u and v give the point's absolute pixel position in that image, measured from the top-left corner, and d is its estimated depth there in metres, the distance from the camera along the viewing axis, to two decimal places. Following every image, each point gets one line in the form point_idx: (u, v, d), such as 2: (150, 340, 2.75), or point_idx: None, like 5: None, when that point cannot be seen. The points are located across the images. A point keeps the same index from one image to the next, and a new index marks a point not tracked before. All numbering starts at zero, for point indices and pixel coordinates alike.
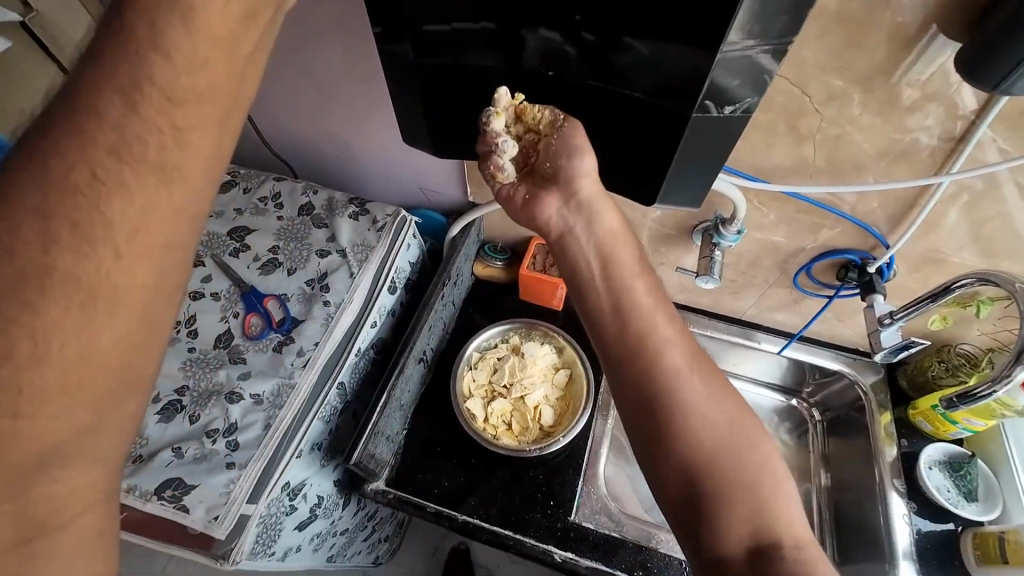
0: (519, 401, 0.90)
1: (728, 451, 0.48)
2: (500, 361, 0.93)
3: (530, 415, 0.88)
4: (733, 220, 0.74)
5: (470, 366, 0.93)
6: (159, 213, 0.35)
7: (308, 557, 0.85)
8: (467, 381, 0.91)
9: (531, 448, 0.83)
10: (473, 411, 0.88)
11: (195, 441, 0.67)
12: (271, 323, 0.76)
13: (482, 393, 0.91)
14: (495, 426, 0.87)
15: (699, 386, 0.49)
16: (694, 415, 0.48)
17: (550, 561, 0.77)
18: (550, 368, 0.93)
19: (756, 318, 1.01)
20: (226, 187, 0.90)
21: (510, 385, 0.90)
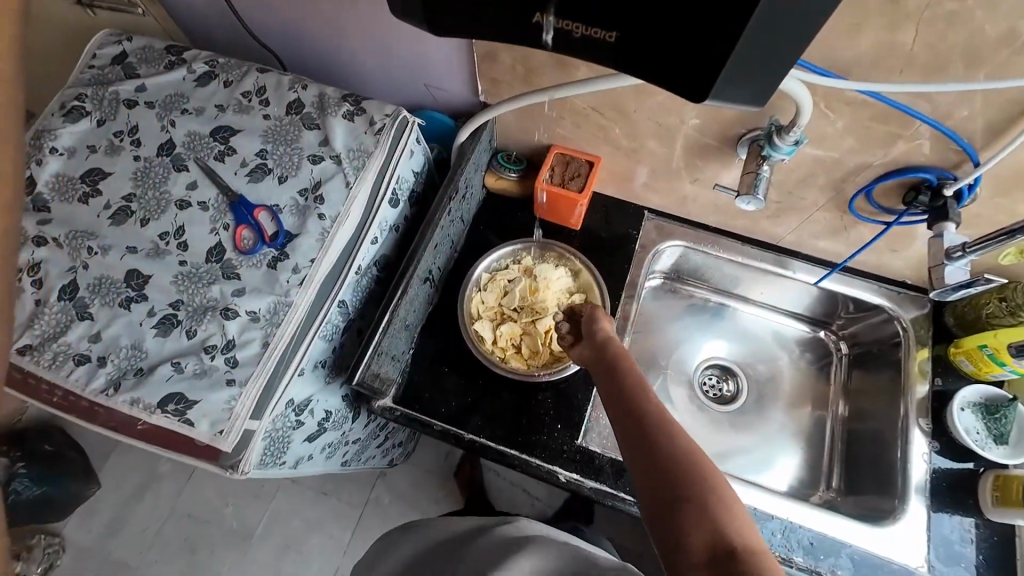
0: (529, 326, 0.86)
1: (703, 497, 0.48)
2: (511, 283, 0.88)
3: (541, 340, 0.85)
4: (791, 127, 0.61)
5: (479, 288, 0.88)
6: None
7: (322, 463, 0.88)
8: (475, 302, 0.86)
9: (542, 373, 0.81)
10: (481, 334, 0.84)
11: (194, 356, 0.65)
12: (263, 237, 0.70)
13: (490, 316, 0.87)
14: (504, 350, 0.85)
15: (675, 435, 0.53)
16: (668, 452, 0.52)
17: (554, 481, 0.77)
18: (565, 293, 0.88)
19: (795, 244, 0.92)
20: (204, 78, 0.79)
21: (521, 309, 0.86)
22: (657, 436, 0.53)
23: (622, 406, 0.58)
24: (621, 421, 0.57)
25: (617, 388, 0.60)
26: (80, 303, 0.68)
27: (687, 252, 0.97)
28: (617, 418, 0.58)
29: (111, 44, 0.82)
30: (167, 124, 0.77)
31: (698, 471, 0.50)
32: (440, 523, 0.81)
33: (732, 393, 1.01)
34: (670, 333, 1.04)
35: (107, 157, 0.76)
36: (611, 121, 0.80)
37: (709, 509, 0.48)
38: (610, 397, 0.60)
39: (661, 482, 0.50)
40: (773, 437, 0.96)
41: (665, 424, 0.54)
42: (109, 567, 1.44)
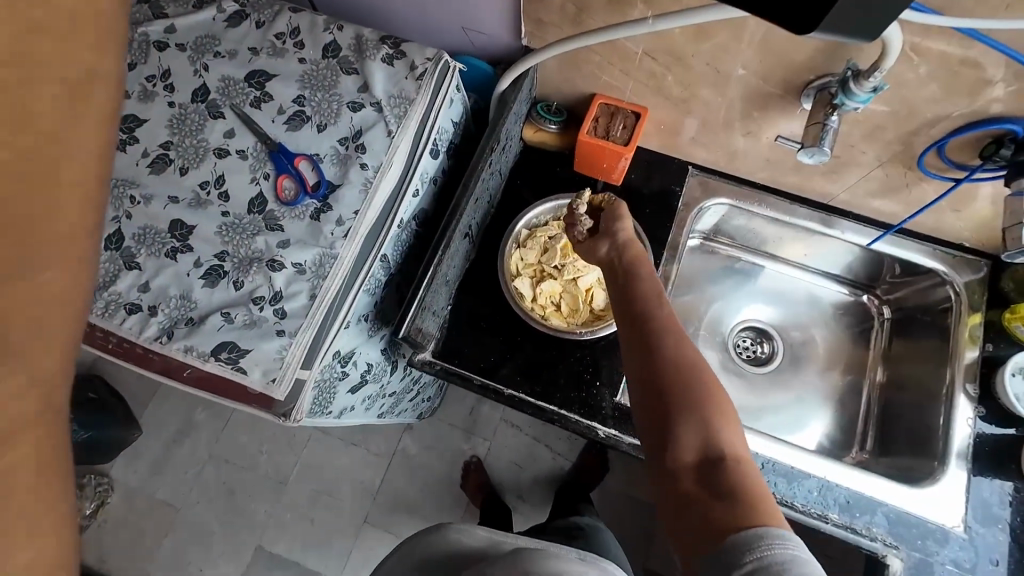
0: (569, 283, 0.85)
1: (702, 406, 0.49)
2: (551, 241, 0.86)
3: (581, 297, 0.84)
4: (873, 71, 0.56)
5: (518, 244, 0.86)
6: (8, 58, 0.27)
7: (361, 414, 0.91)
8: (514, 258, 0.85)
9: (582, 331, 0.81)
10: (521, 291, 0.83)
11: (243, 306, 0.65)
12: (305, 188, 0.68)
13: (530, 273, 0.86)
14: (543, 307, 0.84)
15: (683, 355, 0.52)
16: (673, 359, 0.52)
17: (592, 436, 0.78)
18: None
19: (847, 203, 0.88)
20: (235, 19, 0.75)
21: (561, 266, 0.85)
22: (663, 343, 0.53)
23: (631, 314, 0.58)
24: (631, 327, 0.57)
25: (632, 296, 0.59)
26: (126, 253, 0.68)
27: (731, 211, 0.94)
28: (625, 325, 0.57)
29: None
30: (200, 68, 0.74)
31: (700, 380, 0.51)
32: (457, 530, 0.65)
33: (768, 355, 1.00)
34: (707, 294, 1.02)
35: (140, 103, 0.74)
36: (664, 67, 0.75)
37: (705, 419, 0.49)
38: (621, 305, 0.60)
39: (660, 394, 0.51)
40: (807, 399, 0.96)
41: (673, 333, 0.54)
42: (155, 505, 1.54)
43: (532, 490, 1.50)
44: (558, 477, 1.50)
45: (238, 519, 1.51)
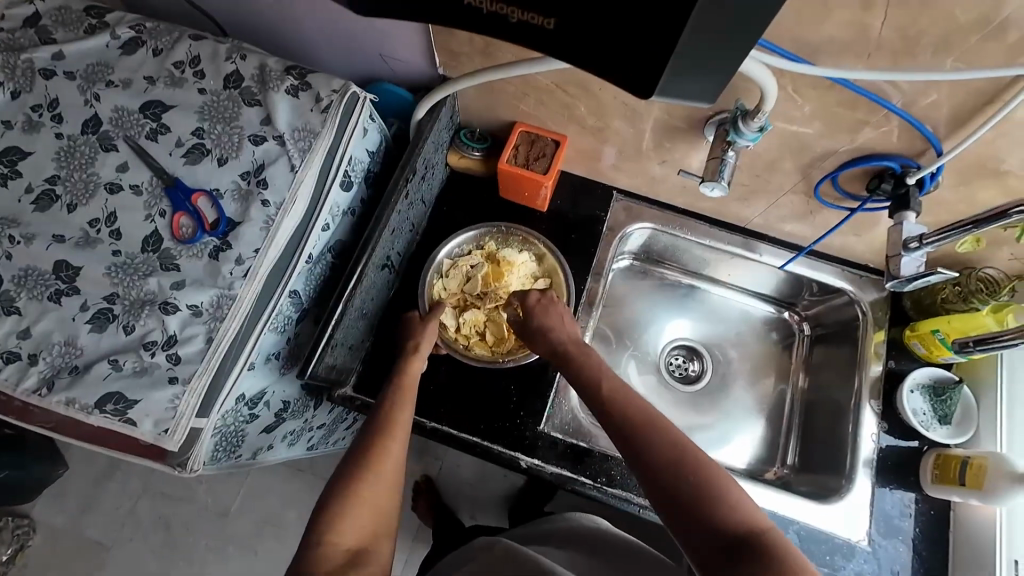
0: (492, 314, 0.86)
1: (708, 486, 0.52)
2: (473, 269, 0.87)
3: (505, 326, 0.85)
4: (757, 112, 0.58)
5: (440, 274, 0.86)
6: (378, 461, 0.61)
7: (285, 451, 0.88)
8: (436, 285, 0.85)
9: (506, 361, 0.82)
10: (443, 321, 0.84)
11: (133, 353, 0.61)
12: (203, 225, 0.65)
13: (453, 301, 0.86)
14: (467, 337, 0.84)
15: (670, 442, 0.56)
16: (664, 454, 0.55)
17: (515, 467, 0.78)
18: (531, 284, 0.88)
19: (762, 227, 0.92)
20: (131, 46, 0.72)
21: (484, 295, 0.86)
22: (651, 438, 0.56)
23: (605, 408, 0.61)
24: (609, 420, 0.60)
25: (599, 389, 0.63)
26: (4, 297, 0.63)
27: (656, 234, 0.95)
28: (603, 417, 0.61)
29: (21, 3, 0.73)
30: (90, 98, 0.70)
31: (693, 456, 0.55)
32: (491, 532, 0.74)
33: (697, 373, 1.02)
34: (636, 313, 1.04)
35: (24, 134, 0.69)
36: (576, 99, 0.76)
37: (712, 492, 0.52)
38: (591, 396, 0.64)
39: (669, 490, 0.53)
40: (734, 415, 0.98)
41: (652, 418, 0.58)
42: (82, 545, 1.45)
43: (485, 509, 1.49)
44: (510, 494, 1.49)
45: (175, 555, 1.44)
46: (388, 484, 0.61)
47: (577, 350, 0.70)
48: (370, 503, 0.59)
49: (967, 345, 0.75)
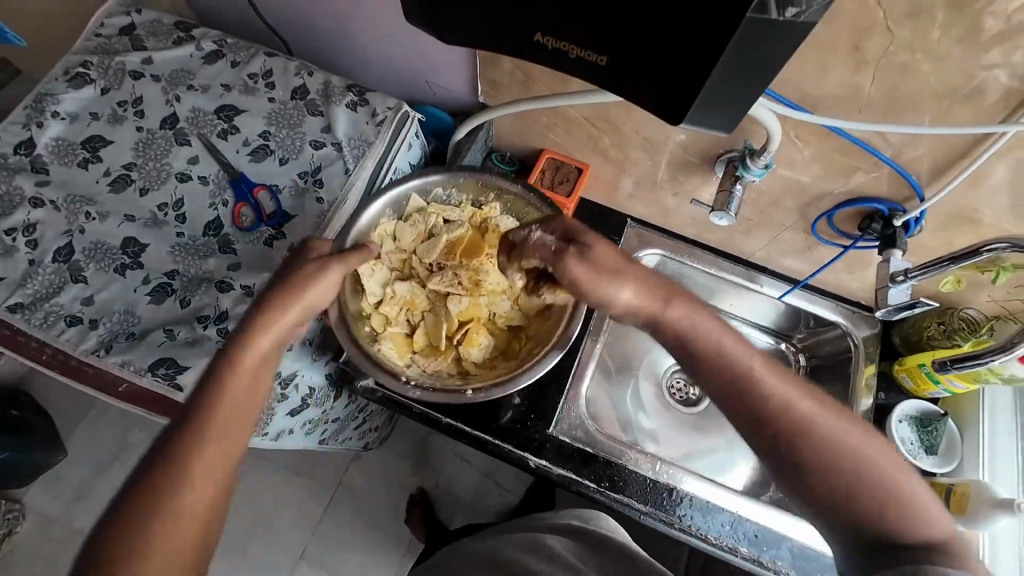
0: (436, 305, 0.80)
1: (889, 488, 0.49)
2: (436, 230, 0.79)
3: (441, 329, 0.77)
4: (763, 151, 0.67)
5: (398, 217, 0.78)
6: (170, 484, 0.48)
7: (301, 439, 0.92)
8: (387, 228, 0.77)
9: (409, 382, 0.69)
10: (368, 287, 0.77)
11: (187, 325, 0.67)
12: (262, 216, 0.73)
13: (400, 261, 0.81)
14: (383, 319, 0.77)
15: (849, 439, 0.50)
16: (844, 451, 0.50)
17: (524, 466, 0.83)
18: (505, 293, 0.79)
19: (763, 260, 0.99)
20: (212, 57, 0.81)
21: (433, 273, 0.79)
22: (826, 436, 0.51)
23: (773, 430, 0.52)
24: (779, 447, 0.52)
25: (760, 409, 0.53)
26: (74, 266, 0.70)
27: (665, 261, 1.03)
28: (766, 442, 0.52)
29: (120, 15, 0.83)
30: (171, 98, 0.79)
31: (877, 463, 0.50)
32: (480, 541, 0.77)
33: (698, 397, 1.07)
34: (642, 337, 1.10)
35: (109, 125, 0.77)
36: (601, 132, 0.85)
37: (900, 504, 0.49)
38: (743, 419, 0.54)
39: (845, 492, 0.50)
40: (731, 439, 1.02)
41: (825, 410, 0.52)
42: (72, 535, 1.44)
43: None
44: (505, 514, 1.49)
45: None
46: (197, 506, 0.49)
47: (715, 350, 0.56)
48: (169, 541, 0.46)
49: (944, 364, 0.79)
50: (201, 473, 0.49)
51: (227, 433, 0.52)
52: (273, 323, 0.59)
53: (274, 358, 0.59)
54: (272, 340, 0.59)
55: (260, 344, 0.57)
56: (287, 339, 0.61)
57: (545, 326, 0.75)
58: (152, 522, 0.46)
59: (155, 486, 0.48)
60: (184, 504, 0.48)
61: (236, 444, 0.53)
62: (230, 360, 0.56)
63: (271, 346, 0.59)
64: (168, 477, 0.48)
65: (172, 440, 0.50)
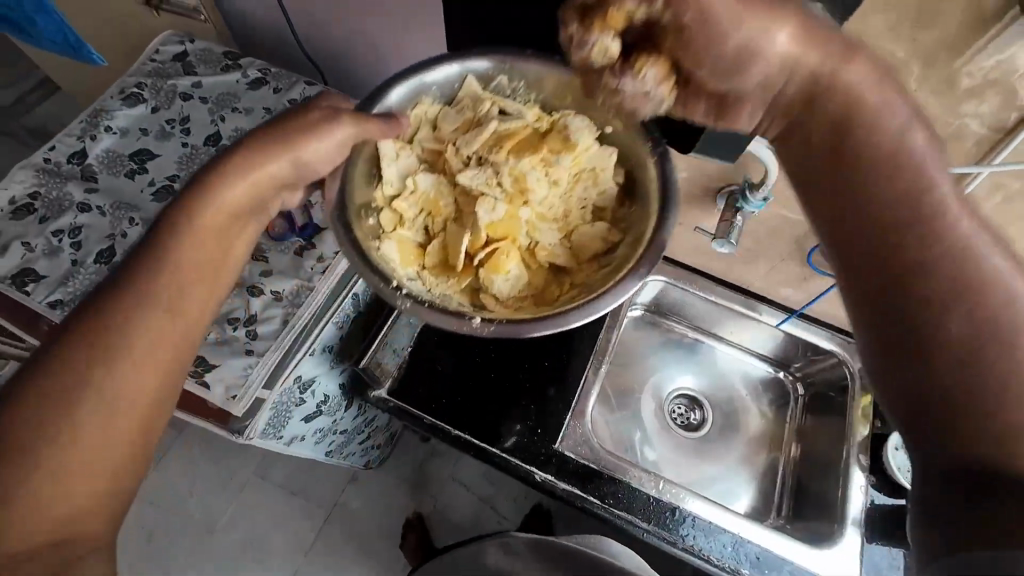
0: (463, 216, 0.69)
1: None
2: (482, 118, 0.67)
3: (460, 241, 0.66)
4: (763, 183, 0.73)
5: (447, 102, 0.67)
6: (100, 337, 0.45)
7: (310, 448, 0.93)
8: (428, 111, 0.66)
9: (402, 291, 0.56)
10: (385, 171, 0.65)
11: (217, 325, 0.72)
12: (294, 227, 0.77)
13: (434, 155, 0.70)
14: (396, 215, 0.66)
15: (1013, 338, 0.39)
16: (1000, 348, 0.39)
17: (530, 481, 0.84)
18: (554, 223, 0.69)
19: (763, 290, 1.04)
20: (256, 83, 0.87)
21: (469, 164, 0.68)
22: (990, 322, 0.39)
23: (905, 322, 0.42)
24: (898, 349, 0.43)
25: (905, 290, 0.42)
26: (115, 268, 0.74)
27: (668, 287, 1.08)
28: (876, 340, 0.44)
29: (174, 44, 0.91)
30: (216, 119, 0.85)
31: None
32: None
33: (699, 422, 1.09)
34: (645, 361, 1.13)
35: (156, 141, 0.83)
36: None
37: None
38: (855, 292, 0.45)
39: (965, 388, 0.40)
40: (729, 465, 1.04)
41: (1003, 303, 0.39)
42: None
43: None
44: None
45: (153, 569, 1.40)
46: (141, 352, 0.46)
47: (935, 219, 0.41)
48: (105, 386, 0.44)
49: None
50: (139, 349, 0.46)
51: (168, 277, 0.49)
52: (251, 169, 0.56)
53: (243, 219, 0.57)
54: (242, 194, 0.55)
55: (232, 196, 0.55)
56: (257, 200, 0.57)
57: (597, 274, 0.63)
58: (76, 403, 0.43)
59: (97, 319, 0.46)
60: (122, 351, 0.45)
61: (184, 331, 0.50)
62: (186, 219, 0.52)
63: (238, 203, 0.55)
64: (100, 354, 0.45)
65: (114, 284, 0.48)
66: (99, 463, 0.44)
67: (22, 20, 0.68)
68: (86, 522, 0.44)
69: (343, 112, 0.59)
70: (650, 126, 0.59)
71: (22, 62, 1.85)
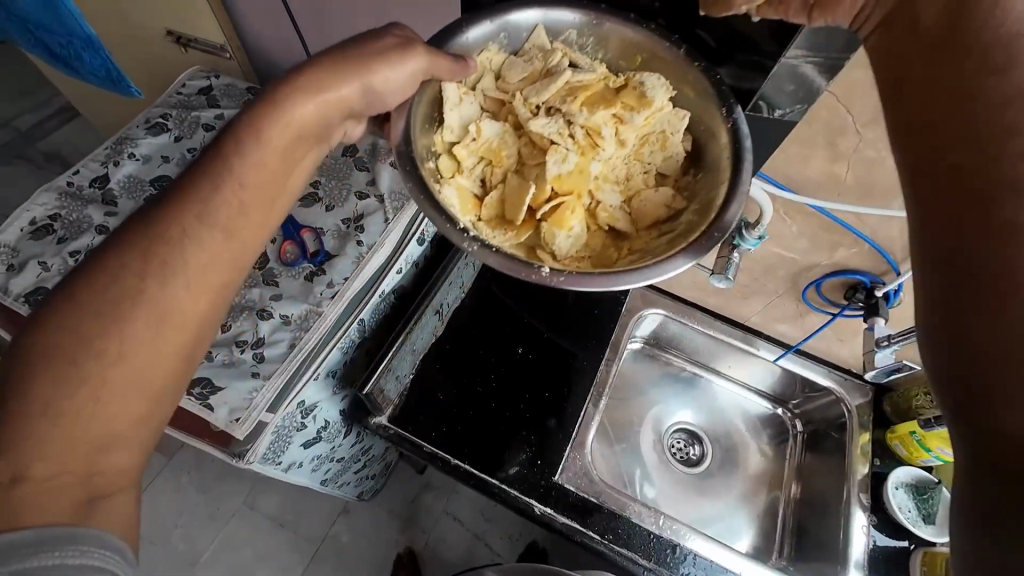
0: (524, 169, 0.66)
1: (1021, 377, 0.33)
2: (550, 67, 0.62)
3: (523, 195, 0.62)
4: (758, 222, 0.75)
5: (516, 53, 0.64)
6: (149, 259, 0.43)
7: (307, 475, 0.92)
8: (493, 59, 0.64)
9: (469, 234, 0.54)
10: (448, 119, 0.62)
11: (225, 347, 0.74)
12: (306, 253, 0.81)
13: (497, 104, 0.66)
14: (455, 165, 0.63)
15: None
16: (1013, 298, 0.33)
17: (529, 514, 0.83)
18: (616, 185, 0.65)
19: (759, 325, 1.05)
20: None
21: (534, 113, 0.64)
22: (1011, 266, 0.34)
23: (971, 250, 0.36)
24: (955, 292, 0.36)
25: (1000, 241, 0.35)
26: None
27: (666, 321, 1.10)
28: (927, 281, 0.38)
29: (200, 79, 0.96)
30: None
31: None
32: None
33: (698, 457, 1.09)
34: (644, 394, 1.14)
35: (177, 168, 0.87)
36: None
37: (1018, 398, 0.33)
38: (939, 242, 0.38)
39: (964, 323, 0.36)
40: (727, 502, 1.04)
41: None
42: None
43: None
44: None
45: None
46: (192, 282, 0.44)
47: (1011, 158, 0.35)
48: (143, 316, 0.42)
49: (929, 421, 0.85)
50: (192, 279, 0.44)
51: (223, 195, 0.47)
52: (322, 88, 0.52)
53: (309, 140, 0.54)
54: (312, 111, 0.52)
55: (301, 112, 0.51)
56: (326, 121, 0.54)
57: (660, 241, 0.60)
58: (125, 319, 0.41)
59: (149, 230, 0.44)
60: (172, 272, 0.43)
61: (236, 255, 0.48)
62: (253, 132, 0.49)
63: (307, 121, 0.52)
64: (154, 268, 0.43)
65: (160, 204, 0.45)
66: (139, 386, 0.42)
67: (65, 56, 0.73)
68: (117, 455, 0.41)
69: (416, 44, 0.55)
70: (724, 88, 0.56)
71: (44, 90, 1.93)
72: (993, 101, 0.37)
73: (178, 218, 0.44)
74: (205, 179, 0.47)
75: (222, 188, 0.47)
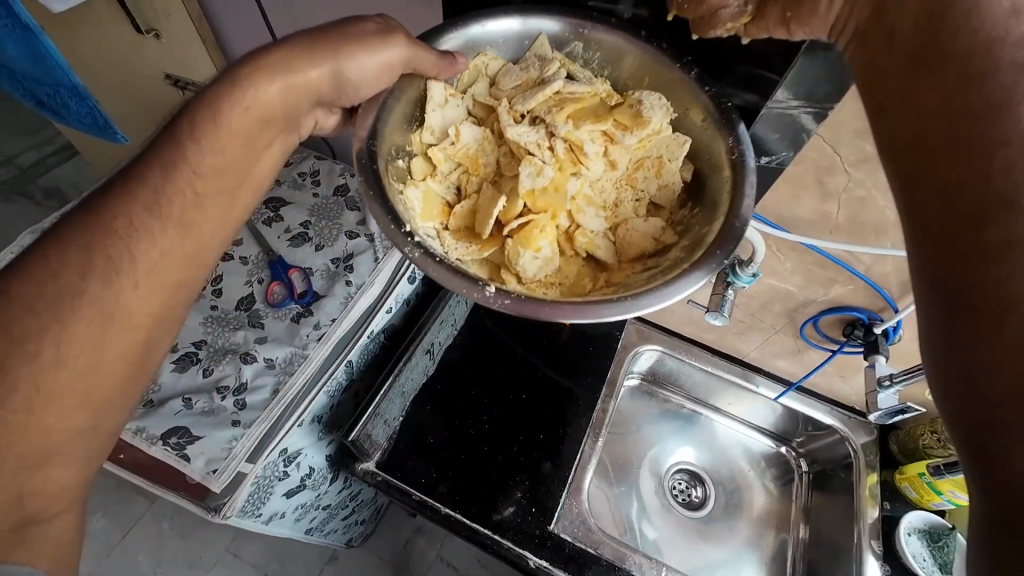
0: (501, 181, 0.65)
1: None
2: (541, 76, 0.62)
3: (495, 209, 0.61)
4: (750, 260, 0.75)
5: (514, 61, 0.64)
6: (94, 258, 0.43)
7: (289, 526, 0.88)
8: (490, 63, 0.64)
9: (412, 239, 0.52)
10: (430, 121, 0.61)
11: (205, 395, 0.72)
12: (293, 294, 0.80)
13: (485, 110, 0.66)
14: (426, 169, 0.63)
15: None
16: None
17: (523, 566, 0.78)
18: (601, 210, 0.64)
19: (758, 361, 1.03)
20: None
21: (520, 119, 0.62)
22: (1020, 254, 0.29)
23: (974, 238, 0.31)
24: (954, 291, 0.32)
25: (989, 268, 0.30)
26: None
27: (664, 357, 1.07)
28: (927, 283, 0.34)
29: None
30: None
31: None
32: None
33: (700, 500, 1.05)
34: (642, 432, 1.10)
35: None
36: None
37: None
38: (933, 235, 0.34)
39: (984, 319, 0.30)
40: (734, 550, 0.99)
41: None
42: None
43: None
44: None
45: None
46: (139, 275, 0.44)
47: (1009, 169, 0.31)
48: (88, 311, 0.42)
49: (939, 469, 0.81)
50: (142, 277, 0.44)
51: (177, 187, 0.47)
52: (289, 68, 0.51)
53: (275, 126, 0.53)
54: (275, 92, 0.51)
55: (264, 93, 0.50)
56: (291, 108, 0.53)
57: (641, 275, 0.58)
58: (66, 320, 0.41)
59: (93, 224, 0.44)
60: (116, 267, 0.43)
61: (192, 251, 0.48)
62: (211, 117, 0.48)
63: (270, 104, 0.51)
64: (100, 268, 0.43)
65: (108, 195, 0.45)
66: (83, 398, 0.43)
67: (53, 102, 0.73)
68: (56, 473, 0.42)
69: (397, 30, 0.54)
70: (732, 114, 0.56)
71: (48, 129, 1.95)
72: (976, 114, 0.32)
73: (125, 208, 0.45)
74: (157, 172, 0.46)
75: (174, 178, 0.47)
